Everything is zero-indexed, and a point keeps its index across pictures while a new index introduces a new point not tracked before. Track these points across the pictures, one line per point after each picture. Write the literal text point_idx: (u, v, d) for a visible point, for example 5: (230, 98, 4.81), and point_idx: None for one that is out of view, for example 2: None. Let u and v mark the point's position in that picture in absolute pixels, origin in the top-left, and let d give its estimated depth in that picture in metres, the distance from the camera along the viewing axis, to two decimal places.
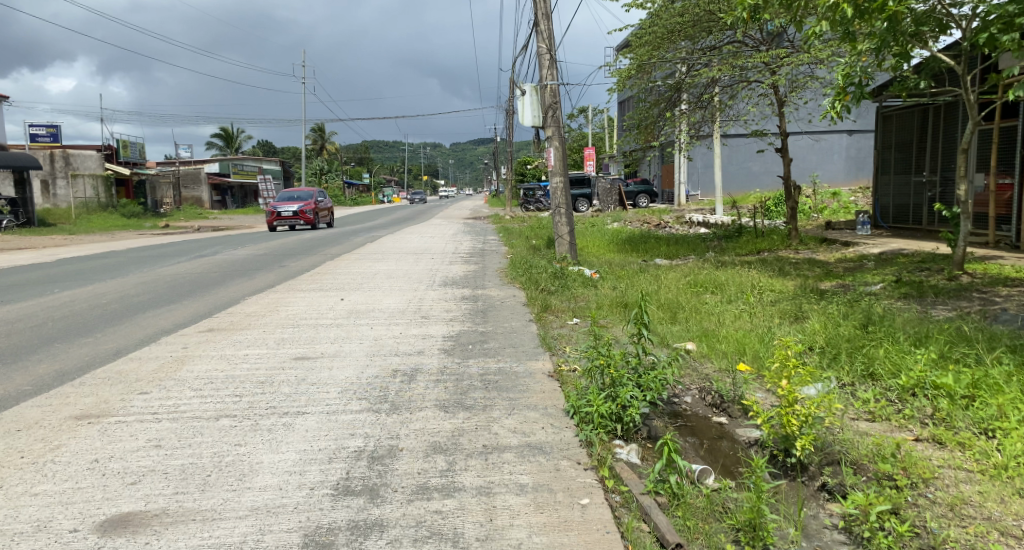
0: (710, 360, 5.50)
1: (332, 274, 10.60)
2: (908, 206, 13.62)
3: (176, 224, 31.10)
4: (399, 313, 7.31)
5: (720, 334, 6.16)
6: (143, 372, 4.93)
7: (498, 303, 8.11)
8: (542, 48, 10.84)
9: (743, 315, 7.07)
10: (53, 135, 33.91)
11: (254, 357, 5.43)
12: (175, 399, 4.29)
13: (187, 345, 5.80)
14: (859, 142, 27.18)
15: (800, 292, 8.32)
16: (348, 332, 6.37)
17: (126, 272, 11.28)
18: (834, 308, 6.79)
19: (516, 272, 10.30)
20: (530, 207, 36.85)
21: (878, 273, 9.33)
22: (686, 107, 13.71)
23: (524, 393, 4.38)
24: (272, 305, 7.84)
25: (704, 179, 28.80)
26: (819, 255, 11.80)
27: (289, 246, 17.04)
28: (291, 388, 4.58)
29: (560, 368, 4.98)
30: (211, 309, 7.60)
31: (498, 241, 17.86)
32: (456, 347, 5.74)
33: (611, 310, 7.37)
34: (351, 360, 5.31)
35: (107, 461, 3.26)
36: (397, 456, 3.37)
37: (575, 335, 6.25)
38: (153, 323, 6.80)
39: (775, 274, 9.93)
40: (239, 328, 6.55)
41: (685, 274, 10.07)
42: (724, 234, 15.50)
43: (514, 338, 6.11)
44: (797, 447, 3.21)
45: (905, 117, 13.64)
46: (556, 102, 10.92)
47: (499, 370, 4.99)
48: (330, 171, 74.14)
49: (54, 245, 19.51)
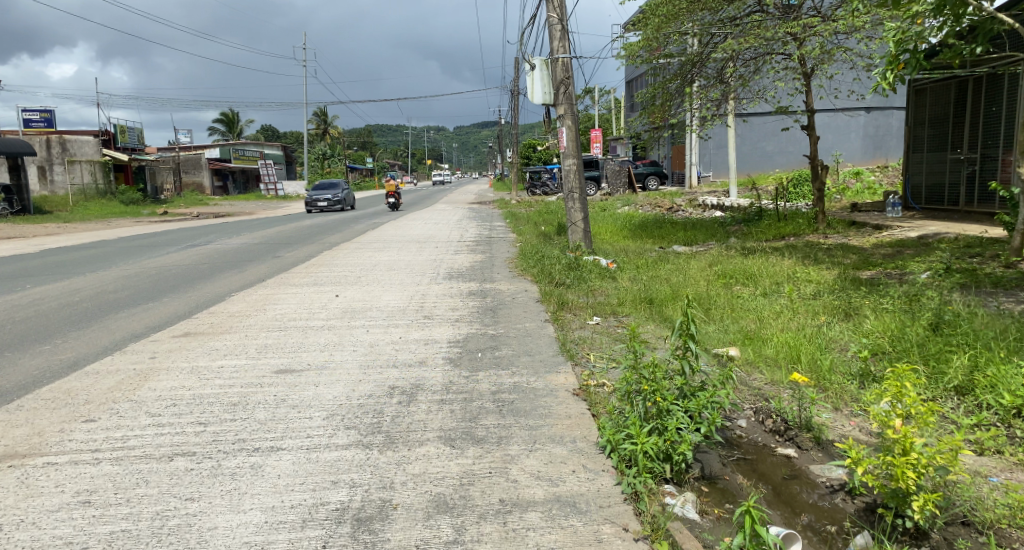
0: (759, 369, 4.72)
1: (328, 266, 9.85)
2: (942, 186, 12.77)
3: (175, 210, 30.33)
4: (398, 313, 6.56)
5: (767, 336, 5.37)
6: (96, 391, 4.18)
7: (509, 299, 7.33)
8: (553, 18, 9.97)
9: (784, 312, 6.28)
10: (48, 120, 33.20)
11: (229, 370, 4.68)
12: (125, 430, 3.54)
13: (155, 353, 5.06)
14: (877, 120, 26.29)
15: (841, 283, 7.52)
16: (340, 337, 5.61)
17: (110, 264, 10.54)
18: (889, 303, 5.98)
19: (527, 263, 9.49)
20: (536, 190, 35.95)
21: (923, 260, 8.54)
22: (706, 81, 12.81)
23: (546, 420, 3.61)
24: (259, 303, 7.08)
25: (716, 160, 27.92)
26: (851, 240, 10.98)
27: (286, 234, 16.28)
28: (268, 412, 3.83)
29: (586, 384, 4.23)
30: (192, 308, 6.85)
31: (505, 227, 17.08)
32: (462, 356, 4.98)
33: (635, 308, 6.61)
34: (342, 375, 4.55)
35: (14, 531, 2.54)
36: (390, 518, 2.63)
37: (598, 339, 5.49)
38: (124, 326, 6.05)
39: (809, 262, 9.10)
40: (217, 332, 5.80)
41: (710, 263, 9.26)
42: (744, 218, 14.65)
43: (529, 343, 5.34)
44: (916, 510, 2.48)
45: (941, 91, 12.74)
46: (568, 77, 10.09)
47: (514, 387, 4.22)
48: (333, 156, 73.20)
49: (42, 234, 18.80)
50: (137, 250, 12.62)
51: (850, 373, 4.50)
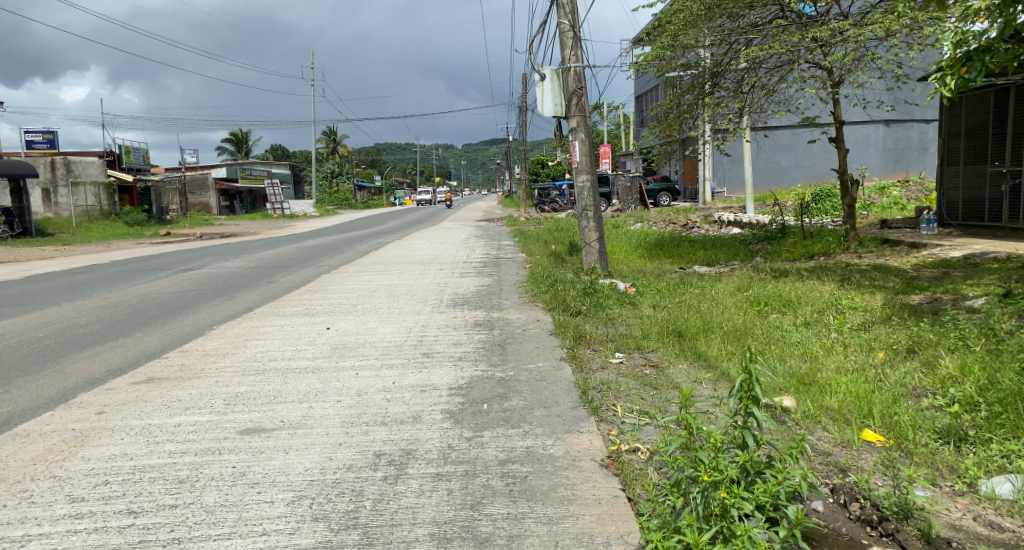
0: (823, 425, 3.92)
1: (323, 293, 9.10)
2: (982, 200, 12.00)
3: (179, 231, 29.82)
4: (393, 350, 5.79)
5: (826, 381, 4.56)
6: (17, 461, 3.42)
7: (520, 331, 6.54)
8: (565, 24, 9.27)
9: (835, 349, 5.49)
10: (50, 141, 32.90)
11: (187, 429, 3.89)
12: (28, 525, 2.76)
13: (104, 408, 4.27)
14: (896, 133, 25.49)
15: (891, 311, 6.72)
16: (324, 383, 4.83)
17: (91, 291, 9.81)
18: (960, 340, 5.18)
19: (539, 288, 8.71)
20: (546, 207, 35.22)
21: (976, 283, 7.74)
22: (725, 93, 12.07)
23: (569, 509, 2.86)
24: (240, 339, 6.33)
25: (730, 175, 27.13)
26: (888, 259, 10.15)
27: (286, 256, 15.57)
28: (221, 495, 3.04)
29: (616, 451, 3.45)
30: (164, 346, 6.09)
31: (513, 246, 16.30)
32: (464, 409, 4.19)
33: (661, 343, 5.82)
34: (321, 437, 3.77)
35: None
36: None
37: (624, 384, 4.69)
38: (81, 370, 5.27)
39: (848, 287, 8.29)
40: (185, 378, 5.02)
41: (739, 288, 8.46)
42: (766, 236, 13.86)
43: (544, 390, 4.54)
44: None
45: (978, 99, 11.98)
46: (581, 87, 9.37)
47: (527, 455, 3.44)
48: (341, 174, 72.83)
49: (39, 258, 18.23)
50: (126, 276, 11.93)
51: (937, 433, 3.69)
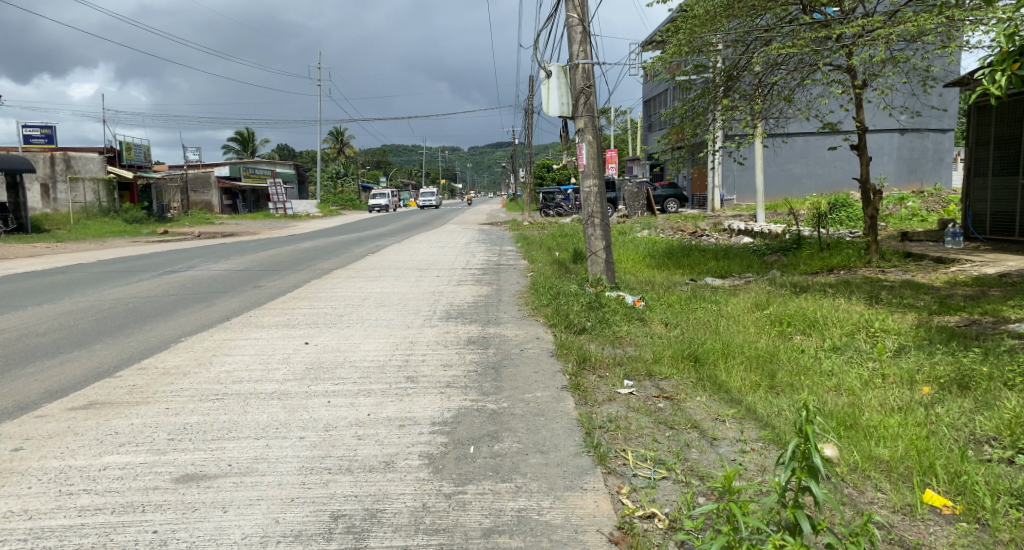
0: (877, 482, 3.25)
1: (307, 301, 8.46)
2: (1012, 213, 11.32)
3: (176, 229, 29.22)
4: (375, 373, 5.13)
5: (871, 425, 3.88)
6: None
7: (517, 351, 5.88)
8: (573, 18, 8.63)
9: (874, 382, 4.82)
10: (49, 136, 32.42)
11: (113, 474, 3.25)
12: None
13: (24, 443, 3.64)
14: (912, 141, 24.77)
15: (927, 335, 6.07)
16: (289, 414, 4.17)
17: (62, 294, 9.18)
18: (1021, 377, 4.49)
19: (540, 300, 8.06)
20: (551, 211, 34.58)
21: (1018, 304, 7.06)
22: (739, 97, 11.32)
23: None
24: (206, 354, 5.70)
25: (740, 183, 26.49)
26: (914, 275, 9.51)
27: (277, 258, 14.91)
28: None
29: (628, 518, 2.80)
30: (118, 362, 5.46)
31: (516, 252, 15.67)
32: (446, 453, 3.53)
33: (675, 368, 5.17)
34: (270, 490, 3.11)
35: None
36: None
37: (634, 422, 4.02)
38: (17, 392, 4.64)
39: (874, 305, 7.63)
40: (131, 403, 4.37)
41: (758, 304, 7.80)
42: (780, 246, 13.18)
43: (542, 429, 3.88)
44: None
45: (1010, 107, 11.29)
46: (589, 85, 8.72)
47: (519, 523, 2.79)
48: (346, 175, 72.32)
49: (25, 257, 17.68)
50: (107, 277, 11.30)
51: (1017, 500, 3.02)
